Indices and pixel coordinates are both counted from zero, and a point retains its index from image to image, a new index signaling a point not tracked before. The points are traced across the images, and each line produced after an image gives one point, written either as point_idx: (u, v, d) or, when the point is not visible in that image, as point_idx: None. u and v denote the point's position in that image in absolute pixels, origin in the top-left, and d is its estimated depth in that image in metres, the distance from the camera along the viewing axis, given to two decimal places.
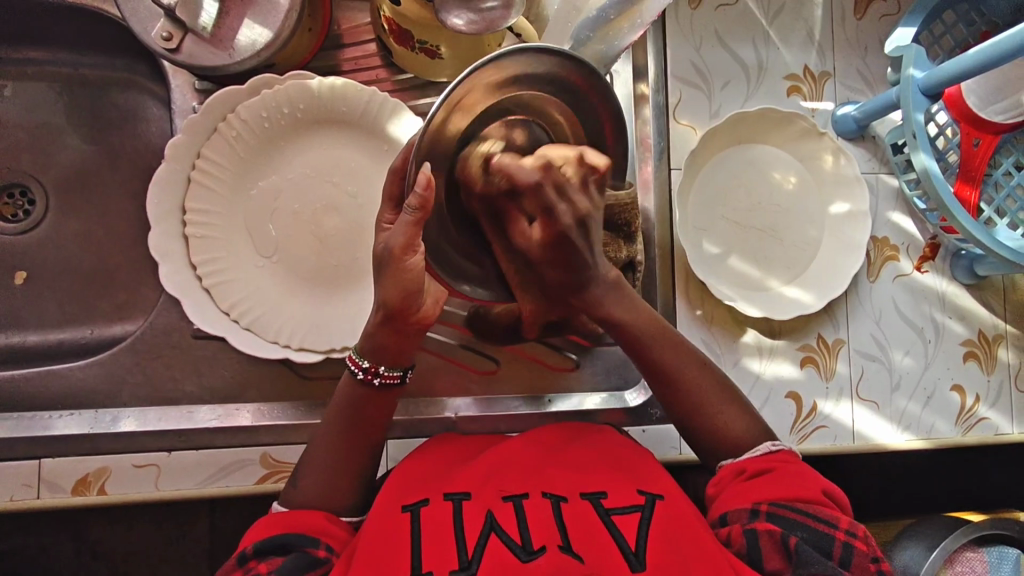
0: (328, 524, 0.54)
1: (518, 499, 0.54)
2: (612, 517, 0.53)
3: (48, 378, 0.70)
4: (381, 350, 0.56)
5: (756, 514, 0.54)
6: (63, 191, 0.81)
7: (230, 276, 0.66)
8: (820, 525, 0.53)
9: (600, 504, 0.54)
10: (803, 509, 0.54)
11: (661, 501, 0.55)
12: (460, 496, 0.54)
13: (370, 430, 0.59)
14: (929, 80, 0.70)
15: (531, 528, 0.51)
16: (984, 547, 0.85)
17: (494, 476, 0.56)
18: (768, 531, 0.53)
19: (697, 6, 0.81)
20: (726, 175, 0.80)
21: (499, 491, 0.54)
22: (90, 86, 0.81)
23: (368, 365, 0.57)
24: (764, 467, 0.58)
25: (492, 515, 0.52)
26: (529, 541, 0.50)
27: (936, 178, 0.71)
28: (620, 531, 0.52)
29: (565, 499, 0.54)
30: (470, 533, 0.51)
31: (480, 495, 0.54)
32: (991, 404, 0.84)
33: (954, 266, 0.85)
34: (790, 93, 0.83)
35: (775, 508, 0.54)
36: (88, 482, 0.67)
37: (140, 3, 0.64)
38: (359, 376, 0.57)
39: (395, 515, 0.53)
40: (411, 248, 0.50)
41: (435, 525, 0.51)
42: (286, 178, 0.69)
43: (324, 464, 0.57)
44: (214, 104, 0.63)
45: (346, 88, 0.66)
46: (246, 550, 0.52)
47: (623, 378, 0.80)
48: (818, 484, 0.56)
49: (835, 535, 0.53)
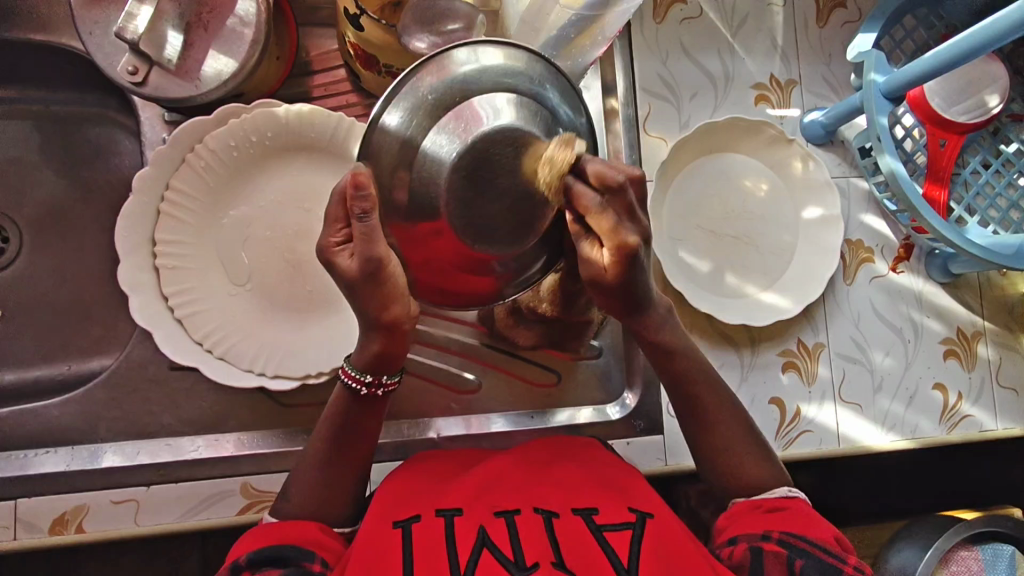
0: (320, 536, 0.54)
1: (510, 515, 0.53)
2: (603, 532, 0.53)
3: (24, 418, 0.69)
4: (375, 359, 0.55)
5: (764, 538, 0.55)
6: (38, 227, 0.80)
7: (204, 307, 0.66)
8: (828, 557, 0.53)
9: (591, 519, 0.54)
10: (813, 540, 0.54)
11: (652, 518, 0.55)
12: (451, 512, 0.54)
13: (364, 440, 0.59)
14: (891, 84, 0.71)
15: (524, 544, 0.51)
16: (978, 545, 0.85)
17: (484, 492, 0.56)
18: (775, 552, 0.53)
19: (662, 20, 0.82)
20: (696, 185, 0.81)
21: (491, 508, 0.54)
22: (62, 122, 0.82)
23: (371, 379, 0.56)
24: (782, 505, 0.58)
25: (484, 530, 0.52)
26: (521, 556, 0.50)
27: (903, 179, 0.71)
28: (613, 547, 0.52)
29: (556, 516, 0.54)
30: (462, 549, 0.50)
31: (472, 511, 0.54)
32: (974, 401, 0.84)
33: (929, 265, 0.85)
34: (758, 101, 0.84)
35: (787, 537, 0.54)
36: (66, 521, 0.66)
37: (105, 38, 0.64)
38: (361, 391, 0.57)
39: (386, 530, 0.53)
40: (372, 257, 0.48)
41: (427, 542, 0.51)
42: (258, 206, 0.69)
43: (321, 480, 0.57)
44: (182, 135, 0.64)
45: (312, 114, 0.67)
46: (238, 561, 0.52)
47: (605, 391, 0.80)
48: (830, 531, 0.55)
49: (843, 568, 0.52)
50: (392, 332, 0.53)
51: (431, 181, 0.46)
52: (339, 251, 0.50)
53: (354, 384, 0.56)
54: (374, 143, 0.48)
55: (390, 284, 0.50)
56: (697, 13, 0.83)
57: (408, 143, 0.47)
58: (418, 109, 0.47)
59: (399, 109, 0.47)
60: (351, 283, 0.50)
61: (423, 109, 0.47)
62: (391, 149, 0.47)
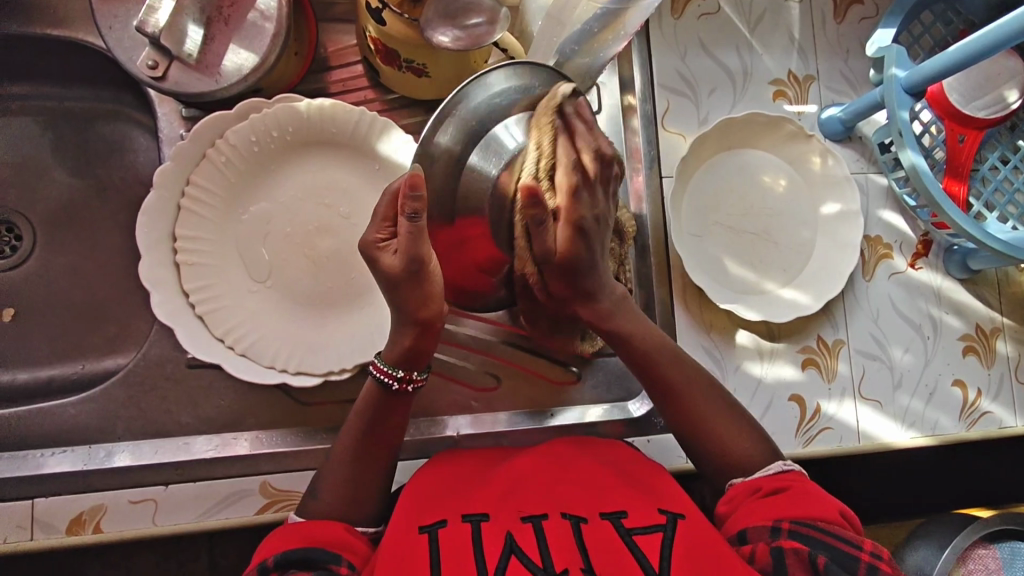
0: (346, 536, 0.53)
1: (537, 520, 0.53)
2: (632, 537, 0.52)
3: (41, 416, 0.68)
4: (405, 355, 0.56)
5: (776, 532, 0.53)
6: (52, 225, 0.80)
7: (224, 303, 0.65)
8: (842, 545, 0.52)
9: (621, 524, 0.53)
10: (826, 528, 0.53)
11: (683, 520, 0.55)
12: (477, 517, 0.53)
13: (395, 434, 0.59)
14: (912, 78, 0.71)
15: (552, 550, 0.51)
16: (996, 543, 0.85)
17: (511, 495, 0.55)
18: (794, 549, 0.52)
19: (680, 16, 0.82)
20: (716, 181, 0.80)
21: (518, 511, 0.53)
22: (77, 119, 0.81)
23: (400, 374, 0.56)
24: (781, 485, 0.57)
25: (512, 536, 0.51)
26: (550, 563, 0.50)
27: (924, 174, 0.71)
28: (643, 552, 0.51)
29: (585, 522, 0.54)
30: (490, 556, 0.50)
31: (500, 515, 0.53)
32: (994, 397, 0.84)
33: (947, 261, 0.85)
34: (775, 97, 0.84)
35: (798, 526, 0.53)
36: (83, 521, 0.65)
37: (126, 32, 0.63)
38: (392, 386, 0.57)
39: (413, 535, 0.52)
40: (414, 259, 0.49)
41: (454, 550, 0.50)
42: (277, 203, 0.68)
43: (349, 478, 0.57)
44: (203, 130, 0.63)
45: (334, 109, 0.66)
46: (266, 561, 0.51)
47: (624, 389, 0.79)
48: (834, 505, 0.55)
49: (858, 557, 0.52)
50: (425, 330, 0.55)
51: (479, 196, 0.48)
52: (383, 248, 0.51)
53: (385, 379, 0.57)
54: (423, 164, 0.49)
55: (431, 284, 0.52)
56: (715, 10, 0.83)
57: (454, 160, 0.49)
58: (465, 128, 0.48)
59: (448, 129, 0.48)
60: (390, 280, 0.51)
61: (526, 117, 0.48)
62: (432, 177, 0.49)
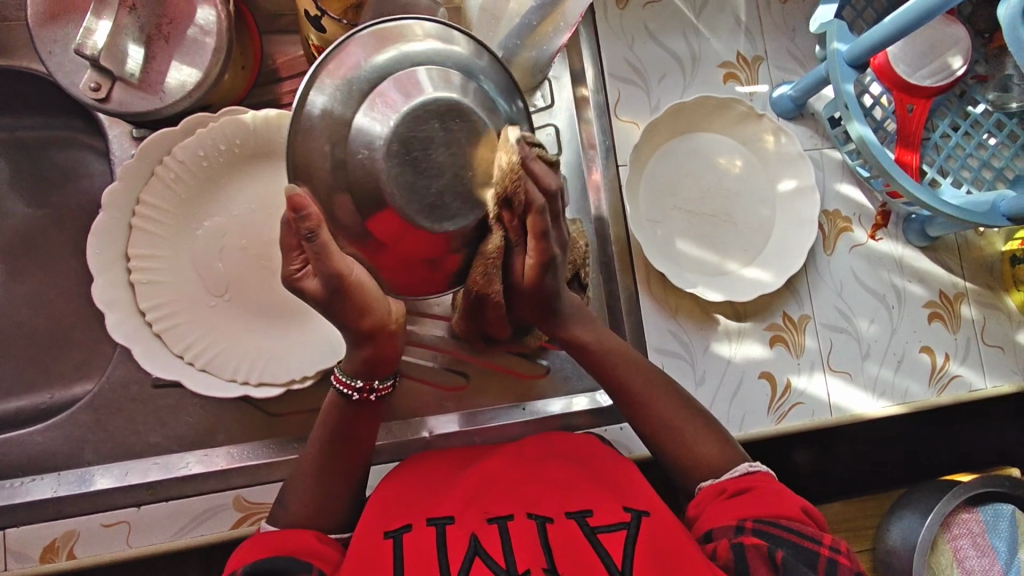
0: (318, 545, 0.53)
1: (503, 521, 0.53)
2: (597, 535, 0.52)
3: (8, 447, 0.68)
4: (363, 367, 0.54)
5: (741, 531, 0.53)
6: (11, 255, 0.79)
7: (182, 319, 0.65)
8: (805, 541, 0.52)
9: (586, 522, 0.54)
10: (789, 525, 0.53)
11: (648, 516, 0.55)
12: (443, 520, 0.53)
13: (360, 447, 0.58)
14: (853, 51, 0.72)
15: (516, 551, 0.51)
16: (979, 507, 0.85)
17: (478, 498, 0.56)
18: (756, 547, 0.52)
19: (625, 6, 0.83)
20: (672, 165, 0.81)
21: (484, 514, 0.54)
22: (30, 148, 0.81)
23: (361, 384, 0.56)
24: (746, 485, 0.57)
25: (476, 539, 0.51)
26: (513, 565, 0.50)
27: (873, 144, 0.71)
28: (606, 549, 0.52)
29: (550, 521, 0.54)
30: (453, 559, 0.50)
31: (465, 519, 0.53)
32: (962, 360, 0.85)
33: (906, 230, 0.86)
34: (725, 79, 0.84)
35: (761, 524, 0.53)
36: (57, 548, 0.65)
37: (65, 57, 0.63)
38: (354, 397, 0.56)
39: (378, 541, 0.52)
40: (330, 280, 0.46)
41: (416, 554, 0.51)
42: (230, 216, 0.68)
43: (313, 486, 0.57)
44: (148, 148, 0.63)
45: (279, 119, 0.66)
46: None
47: (595, 377, 0.80)
48: (797, 502, 0.56)
49: (819, 550, 0.52)
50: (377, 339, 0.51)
51: (370, 173, 0.44)
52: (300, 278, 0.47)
53: (347, 391, 0.56)
54: (302, 128, 0.46)
55: (367, 297, 0.49)
56: None
57: (338, 123, 0.44)
58: (345, 86, 0.45)
59: (324, 88, 0.45)
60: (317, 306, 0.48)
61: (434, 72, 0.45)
62: (313, 129, 0.45)
